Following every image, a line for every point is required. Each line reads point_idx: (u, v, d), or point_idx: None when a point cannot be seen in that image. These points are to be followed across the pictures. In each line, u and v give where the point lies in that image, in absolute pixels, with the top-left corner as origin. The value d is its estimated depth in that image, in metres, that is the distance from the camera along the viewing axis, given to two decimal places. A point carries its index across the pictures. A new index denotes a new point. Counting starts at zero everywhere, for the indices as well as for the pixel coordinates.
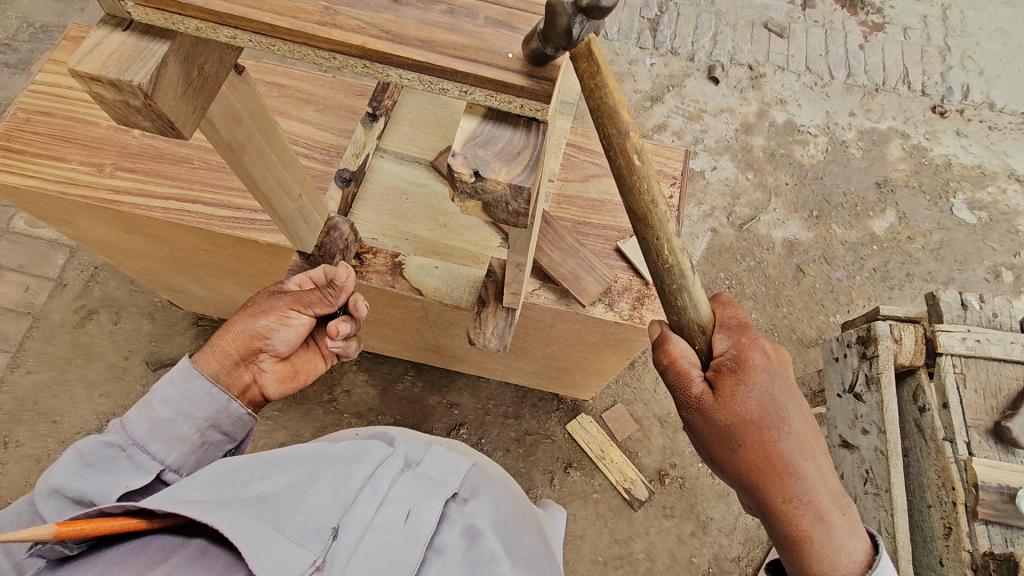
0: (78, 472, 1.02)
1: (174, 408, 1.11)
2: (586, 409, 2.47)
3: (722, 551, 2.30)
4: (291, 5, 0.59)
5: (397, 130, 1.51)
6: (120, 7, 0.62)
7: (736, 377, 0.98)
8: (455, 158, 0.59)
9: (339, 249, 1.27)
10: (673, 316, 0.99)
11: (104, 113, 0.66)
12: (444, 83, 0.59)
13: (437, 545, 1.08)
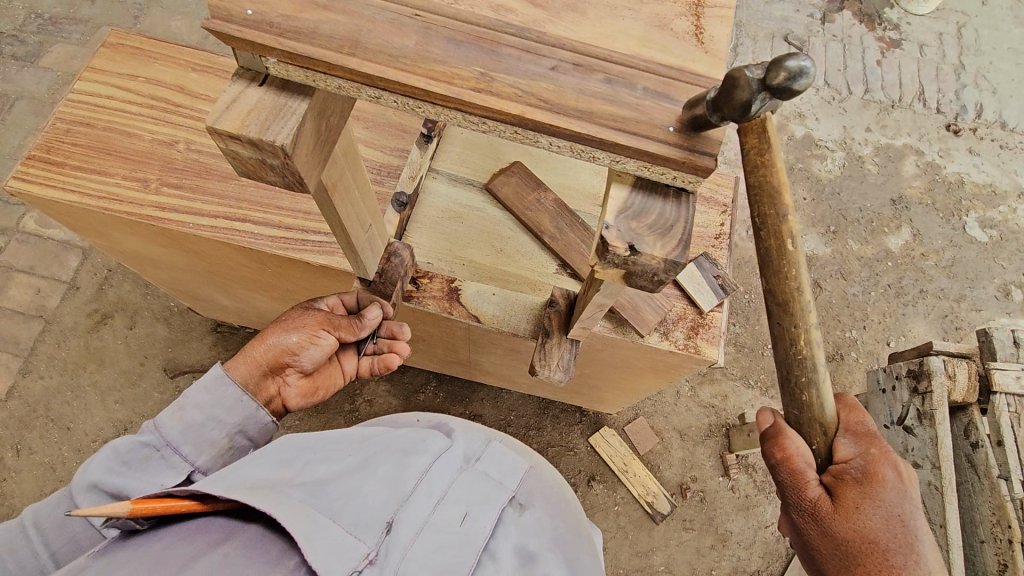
0: (113, 469, 0.98)
1: (210, 412, 1.06)
2: (608, 422, 2.47)
3: (742, 565, 2.30)
4: (446, 69, 0.57)
5: (448, 150, 1.49)
6: (259, 62, 0.60)
7: (862, 489, 1.01)
8: (609, 229, 0.62)
9: (400, 275, 1.26)
10: (794, 411, 1.02)
11: (233, 166, 0.64)
12: (598, 152, 0.59)
13: (491, 550, 1.02)
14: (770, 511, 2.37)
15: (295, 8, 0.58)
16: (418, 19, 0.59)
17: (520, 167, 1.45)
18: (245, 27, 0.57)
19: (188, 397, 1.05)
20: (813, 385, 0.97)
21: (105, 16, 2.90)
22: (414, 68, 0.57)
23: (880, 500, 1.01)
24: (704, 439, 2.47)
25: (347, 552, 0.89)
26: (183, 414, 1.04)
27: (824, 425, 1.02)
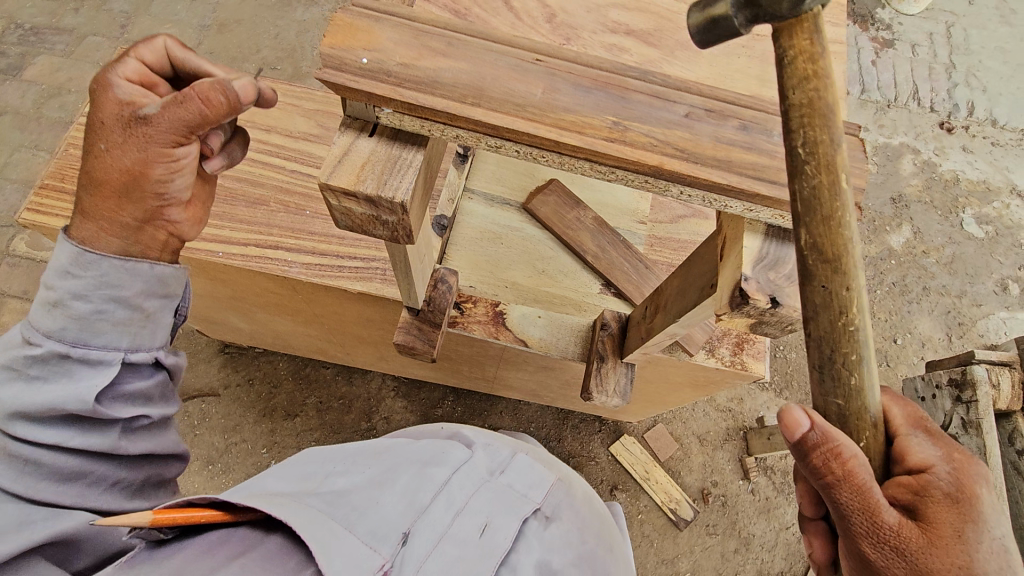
0: (21, 396, 0.86)
1: (99, 299, 0.89)
2: (628, 430, 2.46)
3: (766, 567, 2.31)
4: (578, 121, 0.63)
5: (482, 170, 1.47)
6: (369, 113, 0.66)
7: (945, 503, 0.77)
8: (747, 280, 0.71)
9: (448, 302, 1.22)
10: (836, 399, 0.72)
11: (340, 216, 0.70)
12: (732, 200, 0.68)
13: (511, 566, 0.90)
14: (790, 513, 2.39)
15: (410, 54, 0.64)
16: (542, 65, 0.66)
17: (558, 185, 1.42)
18: (363, 78, 0.62)
19: (64, 292, 0.87)
20: (859, 352, 0.69)
21: (88, 26, 2.77)
22: (543, 119, 0.63)
23: (971, 513, 0.78)
24: (723, 444, 2.48)
25: (358, 564, 0.82)
26: (68, 311, 0.88)
27: (878, 423, 0.74)
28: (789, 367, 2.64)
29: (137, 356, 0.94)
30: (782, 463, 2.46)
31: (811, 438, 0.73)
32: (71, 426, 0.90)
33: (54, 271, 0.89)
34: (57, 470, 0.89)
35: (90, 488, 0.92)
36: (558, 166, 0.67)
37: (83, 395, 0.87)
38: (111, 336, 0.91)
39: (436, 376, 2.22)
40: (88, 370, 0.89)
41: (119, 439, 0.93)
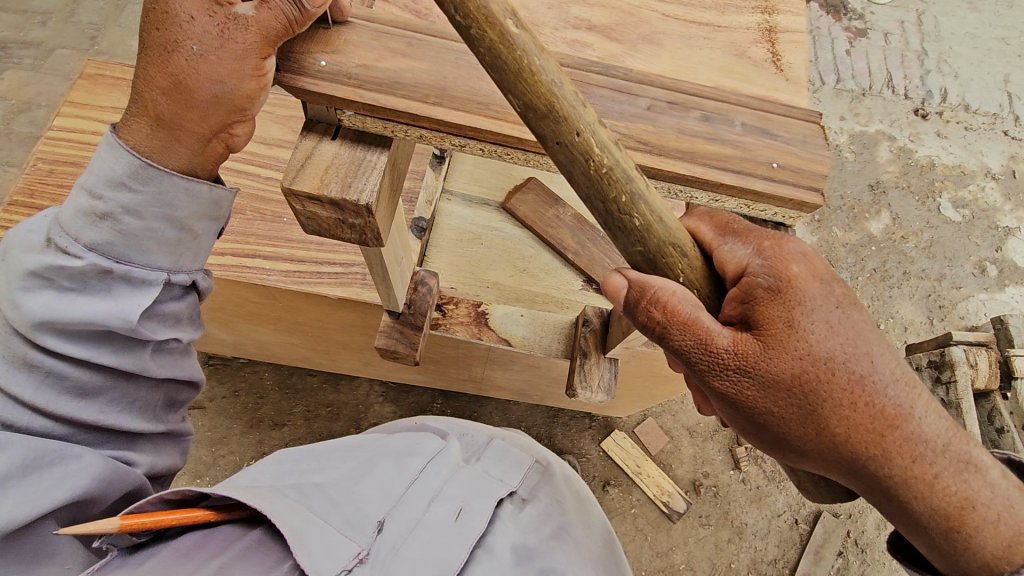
0: (57, 307, 0.82)
1: (147, 213, 0.83)
2: (618, 425, 2.47)
3: (759, 555, 2.33)
4: None
5: (460, 172, 1.47)
6: (332, 116, 0.66)
7: (774, 302, 0.73)
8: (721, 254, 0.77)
9: (429, 304, 1.22)
10: (632, 241, 0.69)
11: (308, 220, 0.69)
12: (696, 190, 0.72)
13: (486, 545, 0.94)
14: (782, 500, 2.41)
15: (373, 56, 0.64)
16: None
17: (536, 183, 1.42)
18: (322, 81, 0.62)
19: (109, 200, 0.81)
20: (628, 192, 0.64)
21: (57, 38, 2.72)
22: (505, 116, 0.63)
23: (805, 305, 0.74)
24: (712, 435, 2.49)
25: (336, 553, 0.84)
26: (116, 223, 0.82)
27: (688, 251, 0.74)
28: None
29: (177, 278, 0.90)
30: None
31: (631, 294, 0.73)
32: (101, 345, 0.87)
33: (94, 174, 0.81)
34: (81, 387, 0.88)
35: (112, 406, 0.91)
36: (523, 163, 0.67)
37: (126, 313, 0.85)
38: (155, 255, 0.86)
39: (424, 379, 2.21)
40: (126, 287, 0.86)
41: (148, 361, 0.92)
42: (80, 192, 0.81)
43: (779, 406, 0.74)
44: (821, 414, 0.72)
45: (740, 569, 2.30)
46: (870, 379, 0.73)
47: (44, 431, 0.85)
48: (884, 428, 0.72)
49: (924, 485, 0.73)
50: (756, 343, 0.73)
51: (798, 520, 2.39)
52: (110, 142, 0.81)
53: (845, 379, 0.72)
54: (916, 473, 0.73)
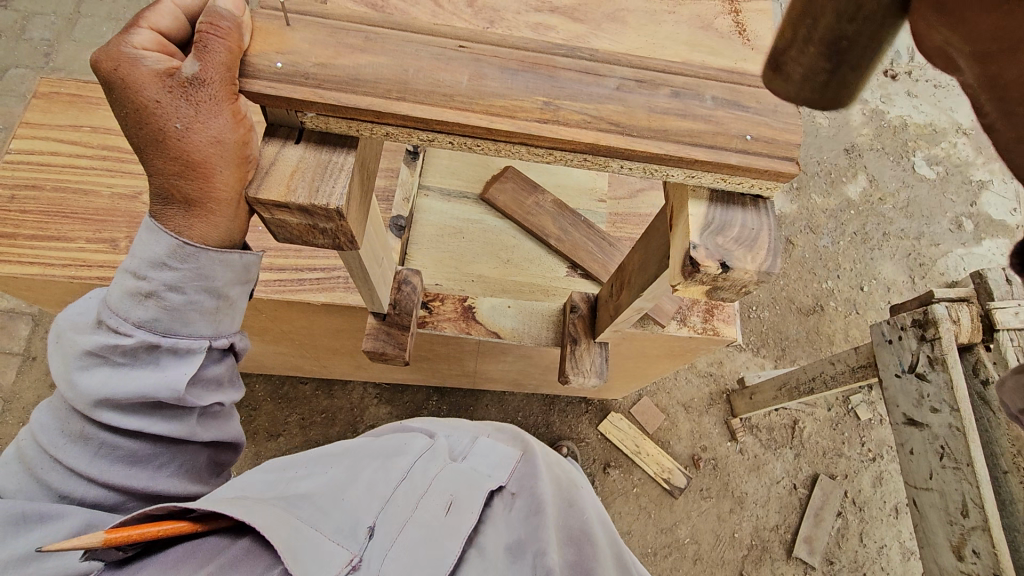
0: (109, 384, 0.81)
1: (189, 287, 0.80)
2: (614, 407, 2.48)
3: (762, 522, 2.36)
4: (508, 105, 0.62)
5: (435, 166, 1.45)
6: (293, 119, 0.64)
7: (661, 155, 0.63)
8: (696, 249, 0.69)
9: (414, 303, 1.20)
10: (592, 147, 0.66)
11: (284, 232, 0.68)
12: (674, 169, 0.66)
13: (479, 546, 0.95)
14: (779, 467, 2.44)
15: (328, 54, 0.62)
16: (466, 50, 0.64)
17: (513, 171, 1.41)
18: (278, 84, 0.61)
19: (151, 279, 0.78)
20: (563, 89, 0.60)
21: (9, 58, 2.63)
22: (472, 106, 0.62)
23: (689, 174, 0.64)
24: (708, 408, 2.52)
25: (329, 560, 0.84)
26: (160, 300, 0.79)
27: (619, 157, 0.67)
28: (763, 326, 2.69)
29: (218, 344, 0.87)
30: (767, 420, 2.51)
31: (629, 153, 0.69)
32: (150, 415, 0.86)
33: (135, 255, 0.78)
34: (132, 454, 0.88)
35: (161, 471, 0.91)
36: (495, 152, 0.66)
37: (173, 383, 0.82)
38: (197, 326, 0.84)
39: (416, 378, 2.19)
40: (172, 358, 0.83)
41: (195, 427, 0.91)
42: (122, 274, 0.78)
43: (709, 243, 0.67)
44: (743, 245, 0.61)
45: (745, 538, 2.33)
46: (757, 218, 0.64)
47: (98, 499, 0.87)
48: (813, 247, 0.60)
49: None
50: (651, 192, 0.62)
51: (796, 485, 2.42)
52: (150, 227, 0.78)
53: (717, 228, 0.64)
54: None
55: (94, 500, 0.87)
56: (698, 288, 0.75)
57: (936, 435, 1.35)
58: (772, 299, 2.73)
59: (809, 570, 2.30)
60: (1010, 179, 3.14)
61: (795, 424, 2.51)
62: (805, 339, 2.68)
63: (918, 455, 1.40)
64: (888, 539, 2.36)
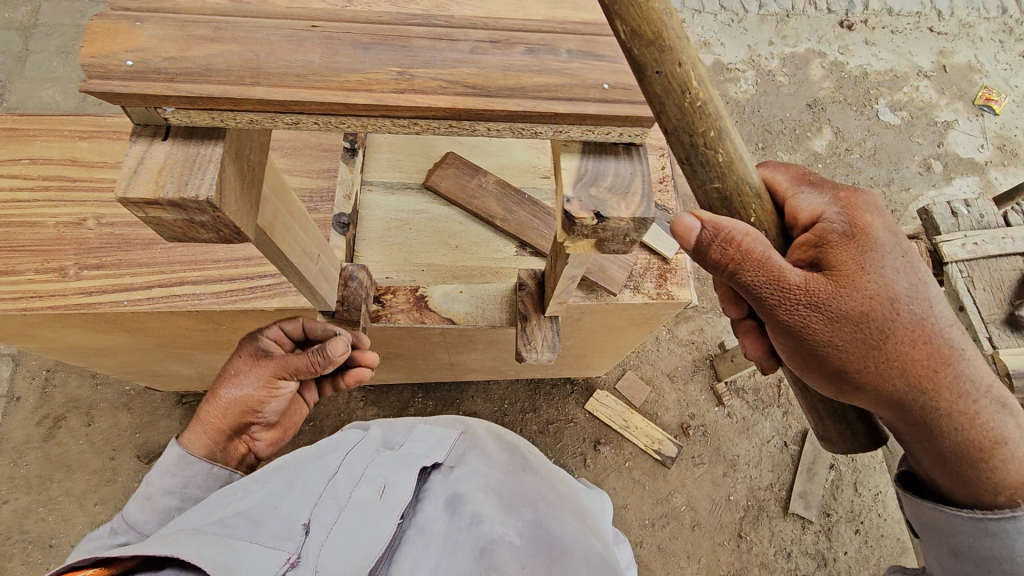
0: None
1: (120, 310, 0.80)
2: (599, 384, 2.50)
3: (756, 483, 2.37)
4: (362, 80, 0.65)
5: (377, 160, 1.46)
6: (155, 117, 0.66)
7: (848, 247, 0.99)
8: (570, 203, 0.69)
9: (362, 298, 1.21)
10: (783, 295, 0.97)
11: (161, 229, 0.69)
12: (539, 127, 0.69)
13: (419, 525, 1.01)
14: (768, 426, 2.46)
15: (177, 48, 0.65)
16: (318, 30, 0.68)
17: (454, 158, 1.42)
18: (131, 80, 0.62)
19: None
20: (713, 127, 0.73)
21: None
22: (327, 84, 0.64)
23: (874, 253, 0.99)
24: (693, 375, 2.53)
25: (265, 563, 0.85)
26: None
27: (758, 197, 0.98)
28: None
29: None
30: (752, 381, 2.52)
31: (701, 233, 0.93)
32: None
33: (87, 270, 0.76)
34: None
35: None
36: (364, 129, 0.68)
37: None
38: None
39: (398, 377, 2.22)
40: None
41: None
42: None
43: (867, 346, 0.98)
44: (873, 325, 0.97)
45: (740, 500, 2.34)
46: (897, 302, 0.98)
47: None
48: (921, 332, 0.99)
49: (925, 367, 0.99)
50: (826, 279, 0.98)
51: (787, 442, 2.44)
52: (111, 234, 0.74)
53: (900, 312, 0.98)
54: (916, 352, 0.98)
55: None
56: (585, 242, 0.75)
57: None
58: None
59: (807, 525, 2.31)
60: (976, 116, 3.13)
61: (781, 381, 2.53)
62: None
63: None
64: (883, 486, 2.38)
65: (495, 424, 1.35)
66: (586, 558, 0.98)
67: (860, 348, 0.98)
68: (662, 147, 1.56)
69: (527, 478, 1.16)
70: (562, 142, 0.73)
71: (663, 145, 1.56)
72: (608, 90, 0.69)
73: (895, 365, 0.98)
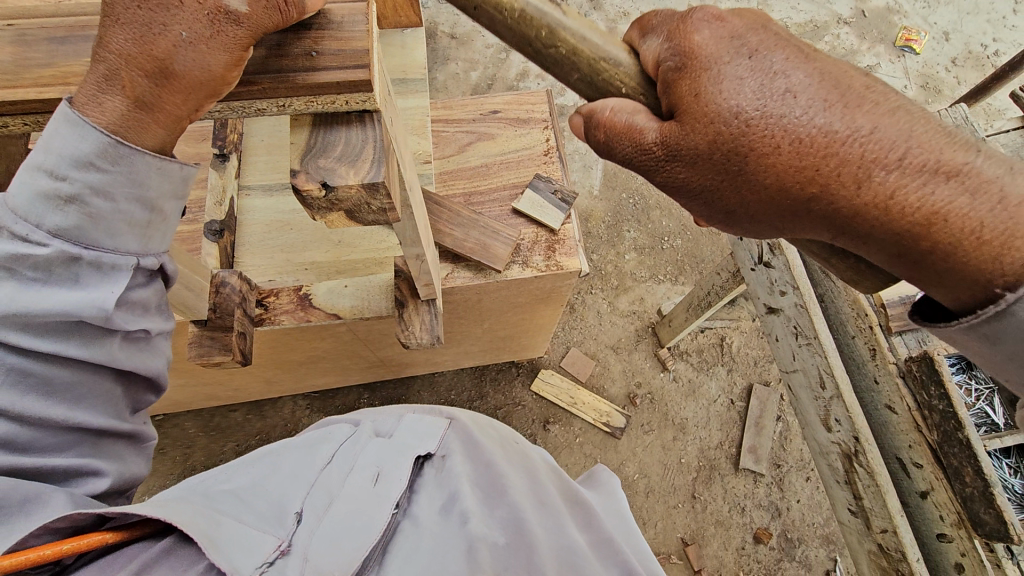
0: (19, 301, 0.67)
1: (118, 193, 0.70)
2: (544, 364, 2.50)
3: (706, 443, 2.40)
4: (55, 74, 0.64)
5: (254, 163, 1.44)
6: None
7: (689, 74, 0.66)
8: (298, 176, 0.66)
9: (236, 304, 1.19)
10: (634, 156, 0.69)
11: None
12: (257, 102, 0.66)
13: (411, 515, 0.92)
14: (714, 386, 2.48)
15: None
16: (12, 28, 0.65)
17: None
18: None
19: (74, 181, 0.67)
20: None
21: None
22: (20, 81, 0.63)
23: (720, 68, 0.65)
24: (637, 345, 2.54)
25: (253, 548, 0.77)
26: (84, 206, 0.69)
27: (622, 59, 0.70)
28: (679, 255, 2.71)
29: (146, 263, 0.77)
30: (695, 344, 2.54)
31: (578, 121, 0.72)
32: (68, 338, 0.73)
33: (51, 150, 0.65)
34: (47, 383, 0.73)
35: (80, 403, 0.77)
36: None
37: (100, 302, 0.72)
38: (125, 239, 0.74)
39: (337, 380, 2.21)
40: (95, 275, 0.72)
41: (116, 351, 0.78)
42: (33, 172, 0.66)
43: (761, 194, 0.67)
44: (769, 171, 0.64)
45: (691, 462, 2.37)
46: (791, 117, 0.63)
47: (8, 439, 0.70)
48: (827, 146, 0.62)
49: (868, 196, 0.62)
50: (676, 125, 0.67)
51: (733, 400, 2.46)
52: (70, 120, 0.63)
53: (794, 136, 0.63)
54: (838, 179, 0.63)
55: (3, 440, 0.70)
56: (336, 214, 0.72)
57: (789, 317, 1.33)
58: (681, 227, 2.75)
59: (758, 478, 2.34)
60: (897, 58, 3.14)
61: (723, 340, 2.55)
62: (720, 258, 2.71)
63: (782, 339, 1.37)
64: None
65: (480, 414, 1.17)
66: (570, 557, 0.87)
67: (752, 202, 0.68)
68: (546, 120, 1.56)
69: (510, 465, 1.01)
70: (292, 116, 0.70)
71: (546, 117, 1.55)
72: (316, 56, 0.63)
73: (816, 207, 0.65)
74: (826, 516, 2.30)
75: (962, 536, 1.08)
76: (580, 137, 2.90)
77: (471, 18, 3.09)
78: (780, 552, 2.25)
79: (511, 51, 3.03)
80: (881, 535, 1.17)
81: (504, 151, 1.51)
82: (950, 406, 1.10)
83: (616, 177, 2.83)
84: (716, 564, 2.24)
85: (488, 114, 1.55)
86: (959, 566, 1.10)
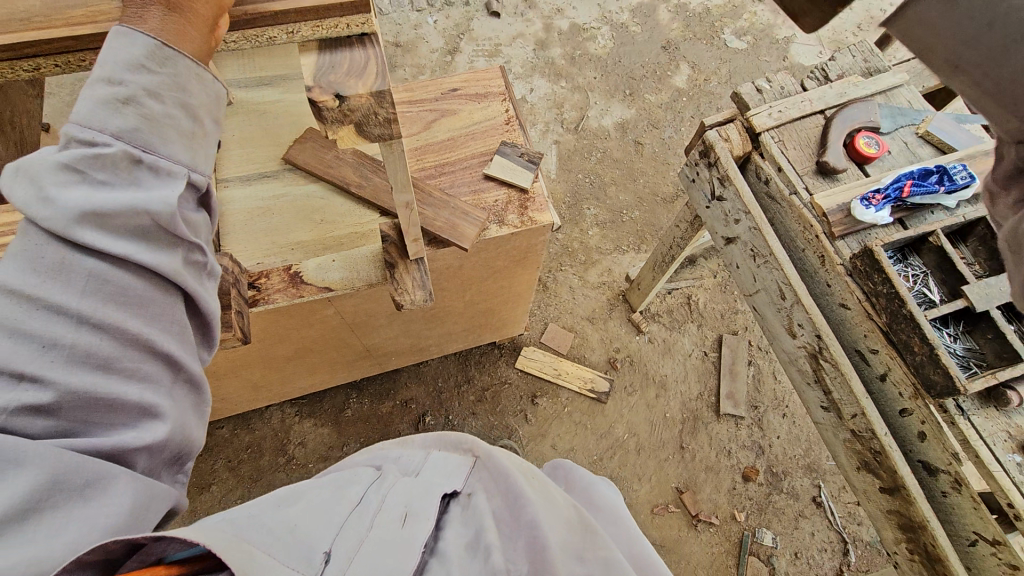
0: (94, 198, 0.70)
1: (165, 94, 0.75)
2: (525, 342, 2.59)
3: (687, 395, 2.52)
4: (84, 16, 0.76)
5: (229, 155, 1.49)
6: None
7: None
8: (313, 90, 0.78)
9: (230, 284, 1.22)
10: None
11: None
12: (271, 28, 0.79)
13: (439, 551, 0.83)
14: (687, 341, 2.62)
15: None
16: None
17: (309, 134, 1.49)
18: None
19: (130, 83, 0.72)
20: None
21: None
22: (54, 24, 0.75)
23: None
24: (611, 313, 2.66)
25: None
26: (139, 106, 0.73)
27: None
28: (638, 226, 2.85)
29: (196, 178, 0.80)
30: (664, 305, 2.68)
31: None
32: (137, 242, 0.73)
33: (104, 62, 0.72)
34: (124, 292, 0.72)
35: (154, 322, 0.75)
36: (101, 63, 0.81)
37: (162, 199, 0.74)
38: (174, 146, 0.76)
39: (325, 378, 2.23)
40: (153, 177, 0.75)
41: (181, 266, 0.78)
42: (94, 84, 0.71)
43: None
44: None
45: (676, 415, 2.49)
46: None
47: (91, 350, 0.68)
48: None
49: None
50: None
51: (706, 352, 2.60)
52: (123, 34, 0.72)
53: None
54: None
55: (86, 351, 0.68)
56: (346, 130, 0.84)
57: (746, 242, 1.45)
58: (637, 200, 2.90)
59: (739, 421, 2.48)
60: None
61: (689, 299, 2.70)
62: None
63: (742, 265, 1.50)
64: None
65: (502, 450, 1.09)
66: None
67: None
68: (503, 93, 1.67)
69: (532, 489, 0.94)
70: (299, 45, 0.83)
71: (503, 90, 1.66)
72: None
73: None
74: (805, 447, 2.45)
75: (919, 406, 1.23)
76: (531, 126, 3.03)
77: (413, 26, 3.19)
78: (769, 487, 2.38)
79: (456, 53, 3.14)
80: (852, 420, 1.31)
81: (468, 124, 1.60)
82: (893, 288, 1.20)
83: (570, 160, 2.97)
84: (712, 507, 2.34)
85: (448, 93, 1.64)
86: (921, 434, 1.25)
